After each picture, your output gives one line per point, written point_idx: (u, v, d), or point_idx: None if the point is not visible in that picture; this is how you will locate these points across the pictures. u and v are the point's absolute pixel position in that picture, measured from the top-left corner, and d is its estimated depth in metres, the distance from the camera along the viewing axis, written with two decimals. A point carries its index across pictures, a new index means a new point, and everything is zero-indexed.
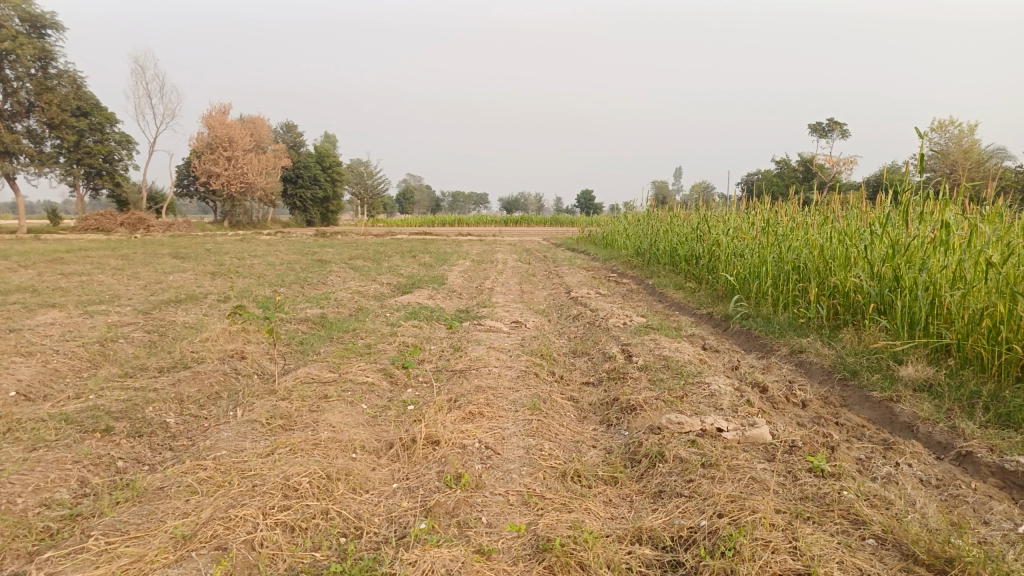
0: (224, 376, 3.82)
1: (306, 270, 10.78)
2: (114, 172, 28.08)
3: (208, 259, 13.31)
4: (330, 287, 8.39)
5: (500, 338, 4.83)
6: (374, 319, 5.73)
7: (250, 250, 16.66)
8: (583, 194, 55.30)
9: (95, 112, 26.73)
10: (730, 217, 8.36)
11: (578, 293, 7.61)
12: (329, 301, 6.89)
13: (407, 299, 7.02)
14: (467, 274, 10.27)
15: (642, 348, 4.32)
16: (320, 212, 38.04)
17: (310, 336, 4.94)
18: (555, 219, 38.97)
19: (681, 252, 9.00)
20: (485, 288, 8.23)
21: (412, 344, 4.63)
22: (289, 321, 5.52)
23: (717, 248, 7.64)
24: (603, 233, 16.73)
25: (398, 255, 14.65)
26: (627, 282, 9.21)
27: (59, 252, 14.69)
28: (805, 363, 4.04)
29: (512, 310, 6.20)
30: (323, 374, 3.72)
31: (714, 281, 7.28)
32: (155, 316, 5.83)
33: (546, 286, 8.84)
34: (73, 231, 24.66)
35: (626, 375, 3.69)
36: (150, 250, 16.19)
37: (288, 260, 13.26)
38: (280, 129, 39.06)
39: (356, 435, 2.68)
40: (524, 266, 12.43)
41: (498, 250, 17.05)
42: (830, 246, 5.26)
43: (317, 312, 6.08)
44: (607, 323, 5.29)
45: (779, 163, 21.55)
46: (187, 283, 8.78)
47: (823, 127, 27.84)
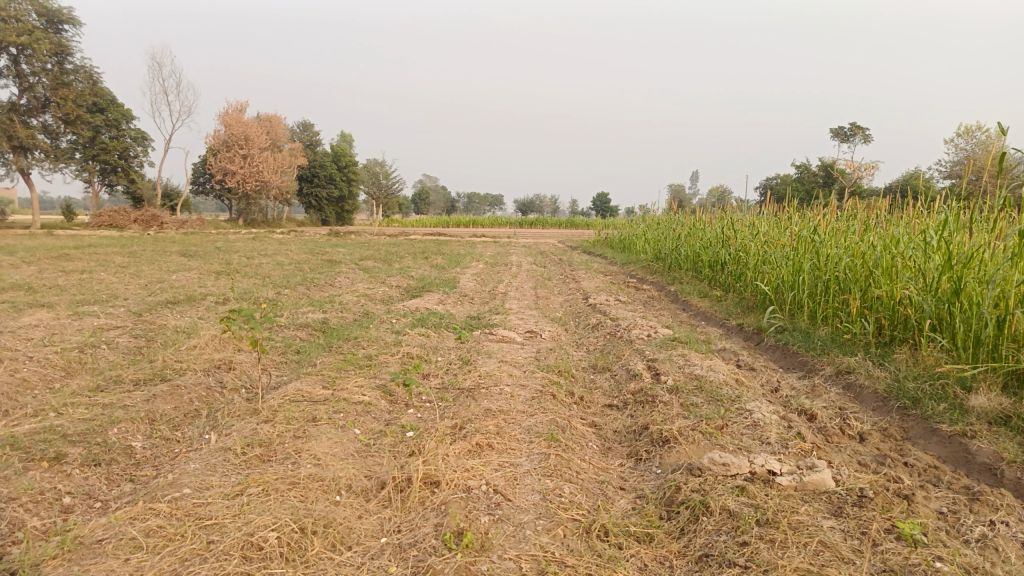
0: (207, 391, 3.44)
1: (314, 271, 10.43)
2: (129, 168, 27.96)
3: (216, 258, 13.00)
4: (338, 289, 8.04)
5: (514, 350, 4.43)
6: (378, 325, 5.35)
7: (261, 248, 16.38)
8: (599, 198, 54.88)
9: (111, 109, 26.62)
10: (758, 221, 7.90)
11: (597, 300, 7.18)
12: (333, 305, 6.50)
13: (416, 303, 6.63)
14: (480, 277, 9.89)
15: (671, 366, 3.90)
16: (334, 211, 37.82)
17: (308, 345, 4.56)
18: (571, 221, 38.51)
19: (706, 258, 8.55)
20: (499, 292, 7.82)
21: (417, 355, 4.24)
22: (287, 327, 5.14)
23: (746, 254, 7.19)
24: (621, 236, 16.27)
25: (410, 256, 14.27)
26: (648, 287, 8.77)
27: (66, 248, 14.43)
28: (855, 387, 3.60)
29: (527, 319, 5.79)
30: (316, 390, 3.33)
31: (743, 289, 6.84)
32: (147, 319, 5.47)
33: (563, 292, 8.42)
34: (87, 227, 24.53)
35: (655, 398, 3.27)
36: (159, 248, 15.93)
37: (297, 259, 12.95)
38: (297, 129, 38.98)
39: (343, 471, 2.29)
40: (539, 269, 12.03)
41: (514, 253, 16.68)
42: (875, 254, 4.81)
43: (319, 317, 5.71)
44: (630, 334, 4.87)
45: (801, 167, 20.99)
46: (189, 282, 8.45)
47: (844, 131, 27.25)
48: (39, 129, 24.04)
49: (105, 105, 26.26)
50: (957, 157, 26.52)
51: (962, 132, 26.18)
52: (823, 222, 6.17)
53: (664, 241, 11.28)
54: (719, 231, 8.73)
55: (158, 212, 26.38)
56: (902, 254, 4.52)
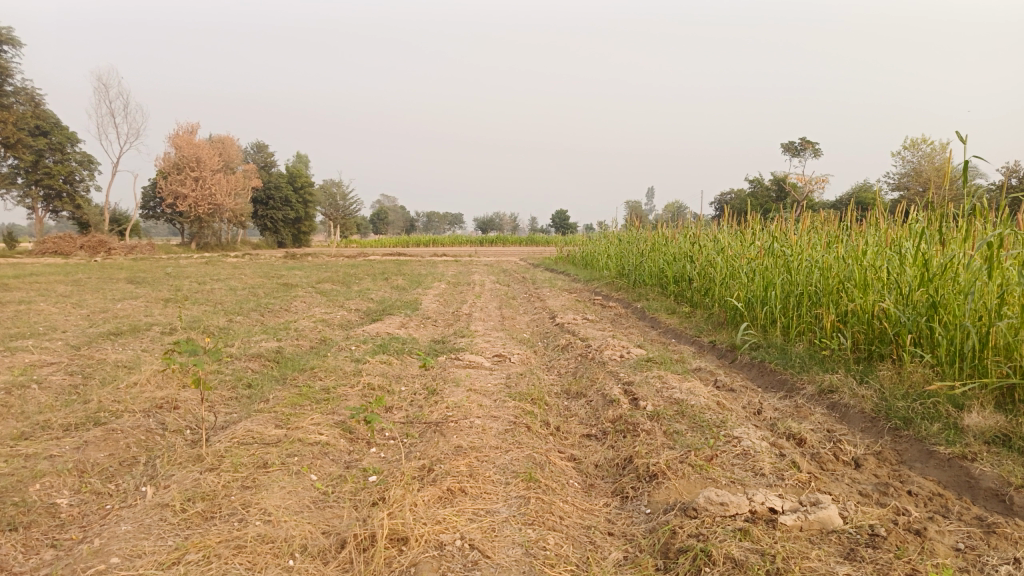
0: (147, 434, 3.12)
1: (269, 296, 10.04)
2: (74, 193, 27.04)
3: (165, 284, 12.50)
4: (293, 315, 7.70)
5: (483, 376, 4.19)
6: (337, 353, 5.06)
7: (214, 273, 15.85)
8: (558, 215, 55.09)
9: (54, 132, 25.76)
10: (723, 234, 7.81)
11: (564, 319, 6.99)
12: (288, 332, 6.18)
13: (377, 328, 6.34)
14: (443, 298, 9.63)
15: (648, 390, 3.70)
16: (291, 233, 37.14)
17: (261, 377, 4.25)
18: (531, 239, 38.44)
19: (671, 273, 8.45)
20: (463, 314, 7.58)
21: (379, 385, 3.97)
22: (239, 358, 4.82)
23: (713, 269, 7.07)
24: (583, 253, 16.17)
25: (370, 277, 13.94)
26: (614, 305, 8.62)
27: (5, 278, 13.74)
28: (840, 407, 3.45)
29: (493, 341, 5.56)
30: (268, 430, 3.05)
31: (712, 305, 6.72)
32: (85, 354, 5.08)
33: (527, 311, 8.21)
34: (30, 255, 23.58)
35: (636, 427, 3.07)
36: (105, 275, 15.30)
37: (251, 284, 12.49)
38: (251, 149, 38.32)
39: (297, 529, 2.02)
40: (502, 287, 11.83)
41: (475, 271, 16.46)
42: (847, 267, 4.71)
43: (273, 346, 5.40)
44: (602, 356, 4.67)
45: (757, 180, 21.24)
46: (134, 311, 8.00)
47: (796, 145, 27.78)
48: None
49: (48, 128, 25.40)
50: (905, 168, 27.19)
51: (908, 145, 26.96)
52: (790, 235, 6.09)
53: (627, 257, 11.17)
54: (683, 246, 8.63)
55: (105, 238, 25.51)
56: (875, 265, 4.42)
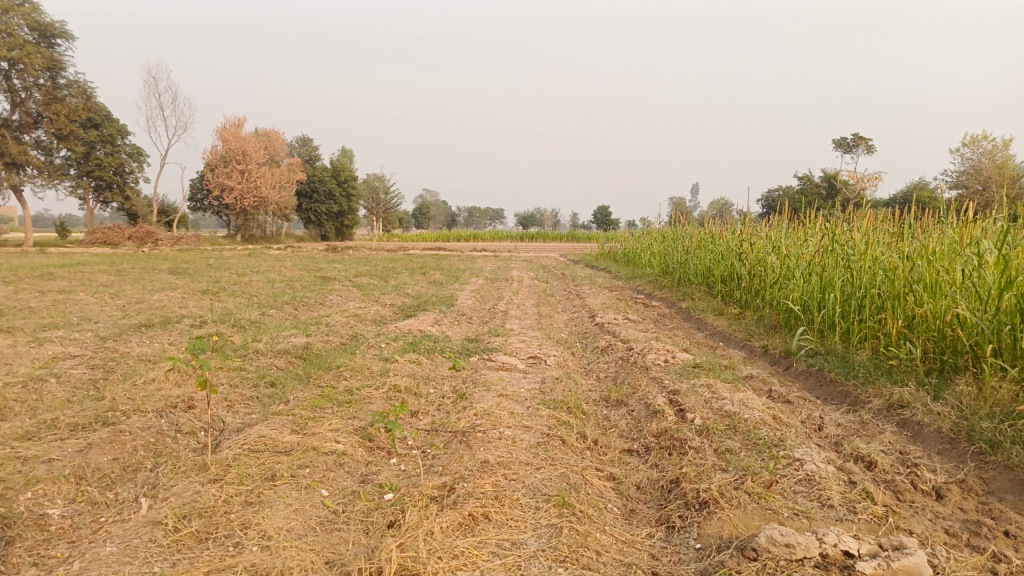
0: (156, 436, 2.94)
1: (305, 289, 9.92)
2: (124, 184, 27.59)
3: (205, 276, 12.52)
4: (327, 309, 7.54)
5: (516, 380, 3.92)
6: (365, 350, 4.84)
7: (255, 265, 15.91)
8: (599, 211, 54.58)
9: (106, 124, 26.31)
10: (775, 232, 7.41)
11: (604, 318, 6.67)
12: (318, 327, 6.00)
13: (409, 325, 6.11)
14: (480, 293, 9.40)
15: (696, 400, 3.39)
16: (333, 227, 37.40)
17: (283, 376, 4.05)
18: (572, 234, 38.02)
19: (718, 272, 8.07)
20: (499, 311, 7.32)
21: (405, 387, 3.74)
22: (264, 354, 4.64)
23: (765, 268, 6.69)
24: (624, 250, 15.78)
25: (408, 272, 13.79)
26: (657, 304, 8.28)
27: (51, 267, 13.96)
28: (913, 424, 3.09)
29: (529, 341, 5.28)
30: (282, 437, 2.83)
31: (763, 306, 6.35)
32: (110, 347, 4.96)
33: (567, 309, 7.91)
34: (80, 244, 24.10)
35: (683, 444, 2.77)
36: (149, 265, 15.46)
37: (289, 276, 12.42)
38: (296, 143, 38.69)
39: (297, 559, 1.78)
40: (541, 284, 11.55)
41: (515, 267, 16.20)
42: (915, 268, 4.31)
43: (301, 342, 5.21)
44: (645, 360, 4.36)
45: (806, 177, 20.56)
46: (169, 303, 7.93)
47: (847, 142, 26.91)
48: (31, 146, 23.64)
49: (100, 120, 25.95)
50: (964, 166, 26.09)
51: (966, 142, 25.91)
52: (850, 232, 5.68)
53: (671, 255, 10.79)
54: (732, 244, 8.24)
55: (152, 228, 25.97)
56: (948, 268, 4.02)
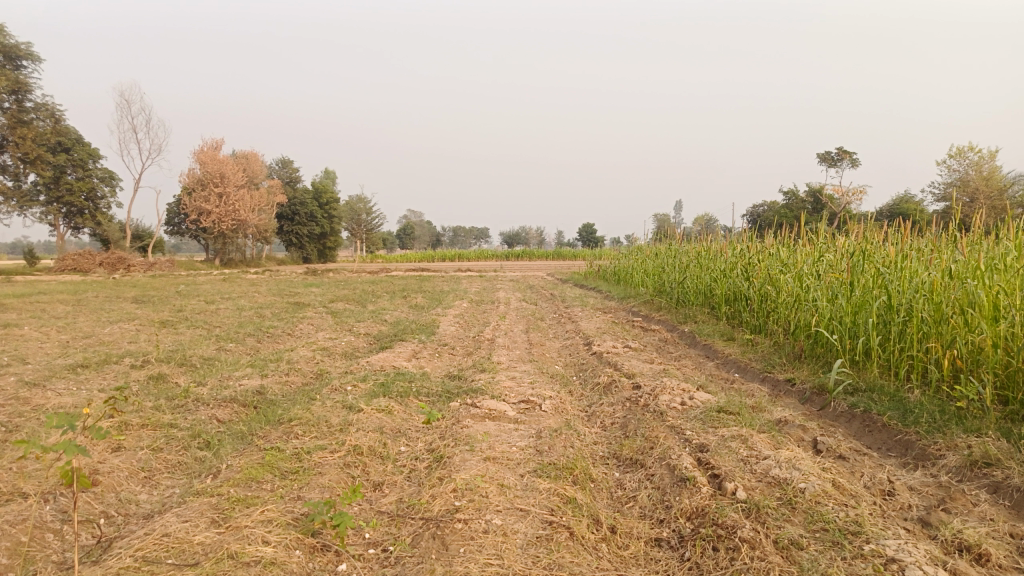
0: (28, 535, 2.20)
1: (275, 317, 9.17)
2: (96, 209, 26.70)
3: (170, 304, 11.69)
4: (294, 341, 6.79)
5: (505, 433, 3.22)
6: (328, 396, 4.12)
7: (228, 290, 15.06)
8: (584, 228, 54.10)
9: (77, 147, 25.52)
10: (785, 246, 6.79)
11: (601, 347, 5.97)
12: (278, 365, 5.26)
13: (382, 360, 5.40)
14: (464, 319, 8.70)
15: (732, 463, 2.71)
16: (316, 249, 36.63)
17: (222, 434, 3.32)
18: (557, 252, 37.41)
19: (722, 292, 7.44)
20: (484, 340, 6.60)
21: (370, 449, 3.03)
22: (206, 403, 3.90)
23: (777, 287, 6.06)
24: (614, 269, 15.14)
25: (388, 295, 13.04)
26: (656, 328, 7.63)
27: (6, 297, 13.04)
28: (1012, 491, 2.44)
29: (519, 379, 4.58)
30: (195, 535, 2.11)
31: (778, 332, 5.73)
32: (27, 397, 4.19)
33: (558, 336, 7.21)
34: (49, 272, 23.14)
35: (731, 536, 2.08)
36: (114, 293, 14.59)
37: (261, 303, 11.66)
38: (276, 165, 37.99)
39: None
40: (530, 306, 10.87)
41: (502, 288, 15.50)
42: (967, 288, 3.70)
43: (254, 385, 4.47)
44: (657, 404, 3.68)
45: (789, 191, 20.05)
46: (118, 337, 7.14)
47: (830, 155, 26.56)
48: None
49: (70, 143, 25.15)
50: (950, 178, 25.82)
51: (954, 154, 25.75)
52: (875, 248, 5.08)
53: (666, 274, 10.14)
54: (736, 261, 7.61)
55: (124, 254, 25.02)
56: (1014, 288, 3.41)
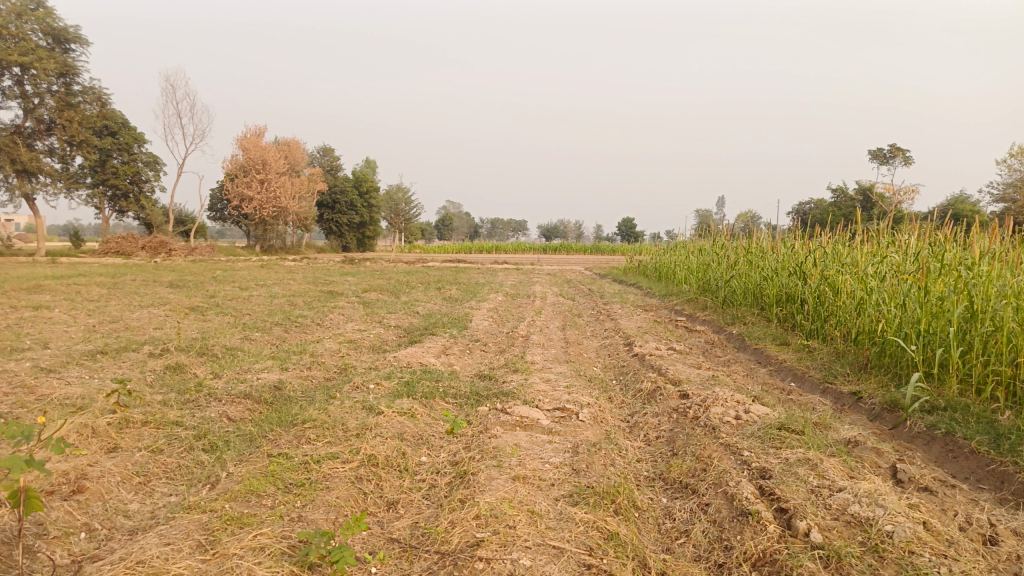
0: None
1: (306, 306, 8.96)
2: (140, 193, 27.03)
3: (203, 290, 11.58)
4: (322, 332, 6.54)
5: (537, 446, 2.89)
6: (348, 395, 3.83)
7: (264, 278, 14.98)
8: (625, 223, 53.39)
9: (122, 132, 25.83)
10: (844, 244, 6.31)
11: (643, 349, 5.58)
12: (301, 357, 4.99)
13: (410, 355, 5.10)
14: (499, 313, 8.37)
15: (801, 496, 2.32)
16: (355, 238, 36.73)
17: (229, 436, 3.04)
18: (596, 247, 36.85)
19: (772, 292, 6.99)
20: (519, 337, 6.26)
21: (386, 460, 2.72)
22: (218, 400, 3.64)
23: (837, 289, 5.60)
24: (655, 265, 14.64)
25: (422, 286, 12.77)
26: (701, 329, 7.22)
27: (46, 279, 13.09)
28: None
29: (555, 382, 4.23)
30: (173, 564, 1.81)
31: (837, 337, 5.28)
32: (37, 386, 3.98)
33: (597, 334, 6.85)
34: (93, 254, 23.45)
35: None
36: (152, 278, 14.60)
37: (294, 291, 11.49)
38: (317, 153, 38.12)
39: None
40: (567, 302, 10.50)
41: (539, 282, 15.14)
42: None
43: (272, 379, 4.20)
44: (708, 418, 3.30)
45: (838, 188, 19.25)
46: (145, 323, 6.97)
47: (883, 152, 25.55)
48: (45, 153, 23.05)
49: (116, 128, 25.45)
50: (1010, 179, 24.65)
51: (1015, 153, 24.61)
52: (950, 249, 4.61)
53: (712, 271, 9.66)
54: (789, 260, 7.14)
55: (166, 238, 25.25)
56: None
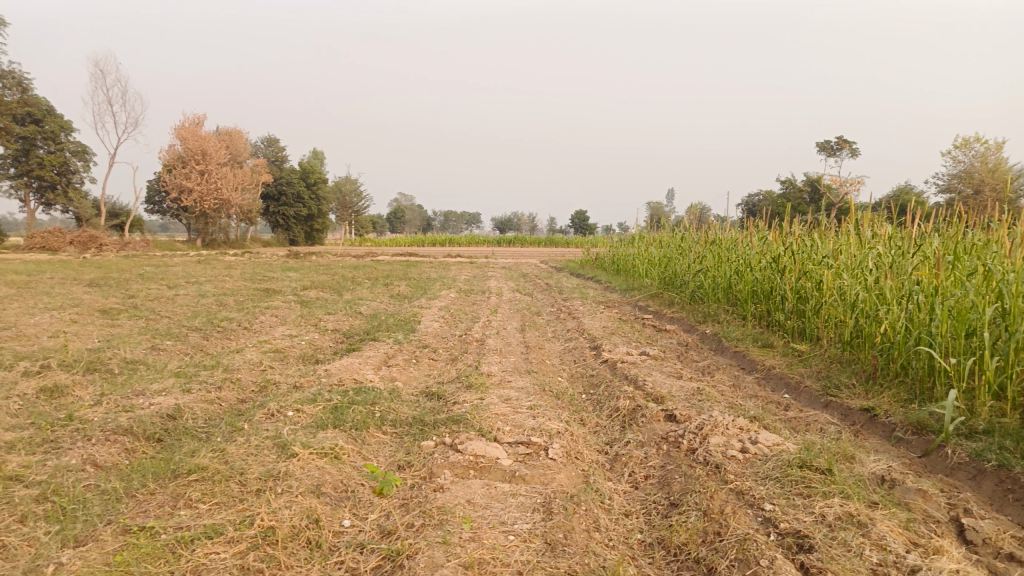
0: None
1: (236, 307, 8.08)
2: (69, 184, 25.35)
3: (124, 288, 10.48)
4: (247, 338, 5.72)
5: (497, 505, 2.19)
6: (258, 427, 3.07)
7: (199, 275, 13.90)
8: (578, 216, 53.05)
9: (48, 119, 24.20)
10: (824, 235, 5.78)
11: (613, 354, 4.92)
12: (212, 373, 4.18)
13: (344, 368, 4.33)
14: (450, 312, 7.65)
15: None
16: (303, 231, 35.47)
17: (83, 498, 2.26)
18: (549, 239, 36.30)
19: (746, 287, 6.44)
20: (472, 342, 5.55)
21: (289, 534, 1.98)
22: (86, 439, 2.83)
23: (821, 285, 5.05)
24: (613, 257, 14.07)
25: (369, 282, 11.94)
26: (671, 327, 6.62)
27: None
28: None
29: (515, 400, 3.54)
30: None
31: (827, 340, 4.73)
32: None
33: (559, 336, 6.19)
34: (16, 250, 21.81)
35: None
36: (71, 274, 13.39)
37: (227, 289, 10.55)
38: (262, 144, 36.63)
39: None
40: (525, 298, 9.82)
41: (494, 276, 14.44)
42: None
43: (167, 405, 3.39)
44: (709, 451, 2.65)
45: (789, 180, 19.00)
46: (38, 330, 6.02)
47: (832, 143, 25.56)
48: None
49: (41, 115, 23.77)
50: (954, 170, 24.92)
51: (959, 146, 24.94)
52: (957, 239, 4.07)
53: (676, 264, 9.08)
54: (763, 251, 6.60)
55: (97, 232, 23.75)
56: None
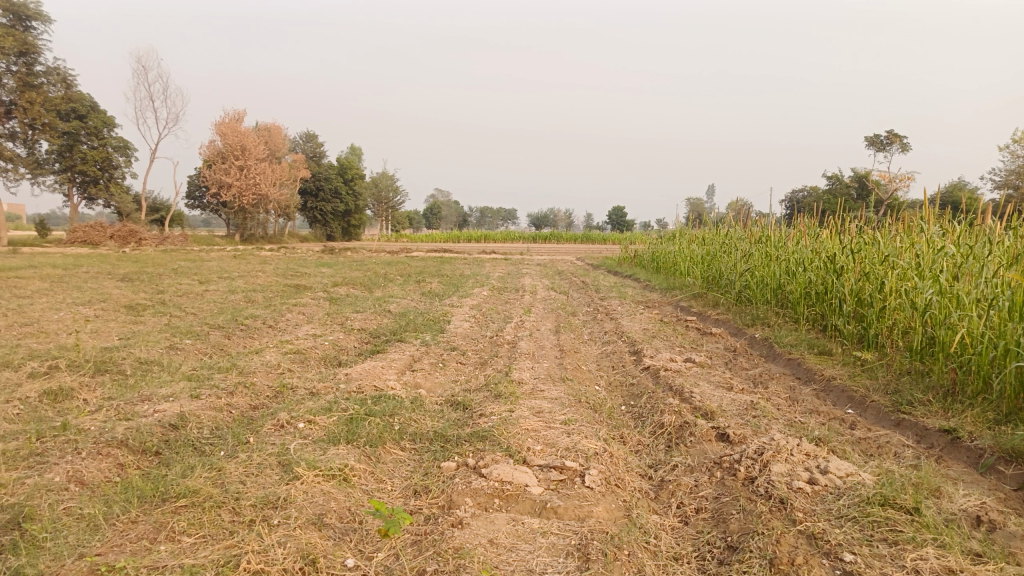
0: None
1: (264, 304, 7.89)
2: (111, 180, 25.69)
3: (156, 283, 10.39)
4: (269, 338, 5.48)
5: (523, 547, 1.87)
6: (266, 440, 2.79)
7: (232, 270, 13.80)
8: (615, 212, 52.43)
9: (91, 115, 24.54)
10: (885, 232, 5.33)
11: (655, 360, 4.57)
12: (226, 377, 3.93)
13: (365, 372, 4.05)
14: (482, 311, 7.34)
15: None
16: (340, 227, 35.55)
17: (55, 525, 1.99)
18: (585, 235, 35.83)
19: (798, 289, 6.00)
20: (504, 345, 5.24)
21: None
22: (75, 454, 2.58)
23: (883, 288, 4.62)
24: (652, 255, 13.64)
25: (402, 279, 11.71)
26: (717, 331, 6.23)
27: None
28: None
29: (548, 413, 3.21)
30: None
31: (892, 348, 4.30)
32: None
33: (597, 339, 5.84)
34: (59, 244, 22.13)
35: None
36: (106, 269, 13.41)
37: (258, 285, 10.40)
38: (301, 140, 36.84)
39: None
40: (561, 297, 9.47)
41: (529, 273, 14.11)
42: None
43: (171, 413, 3.13)
44: (771, 482, 2.29)
45: (836, 176, 18.35)
46: (60, 327, 5.86)
47: (879, 139, 24.72)
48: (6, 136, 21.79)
49: (85, 111, 24.12)
50: (1010, 165, 23.88)
51: (1018, 139, 23.81)
52: None
53: (720, 262, 8.66)
54: (815, 250, 6.16)
55: (137, 227, 24.02)
56: None
